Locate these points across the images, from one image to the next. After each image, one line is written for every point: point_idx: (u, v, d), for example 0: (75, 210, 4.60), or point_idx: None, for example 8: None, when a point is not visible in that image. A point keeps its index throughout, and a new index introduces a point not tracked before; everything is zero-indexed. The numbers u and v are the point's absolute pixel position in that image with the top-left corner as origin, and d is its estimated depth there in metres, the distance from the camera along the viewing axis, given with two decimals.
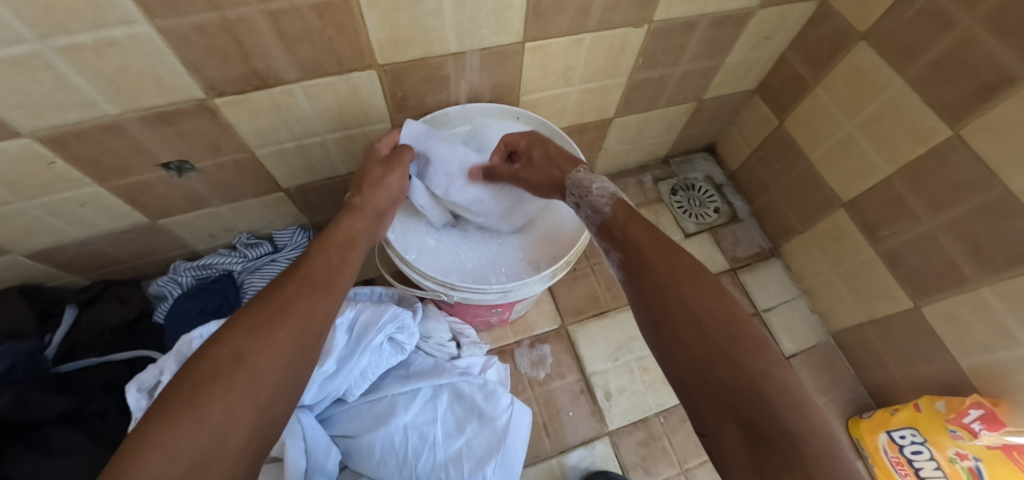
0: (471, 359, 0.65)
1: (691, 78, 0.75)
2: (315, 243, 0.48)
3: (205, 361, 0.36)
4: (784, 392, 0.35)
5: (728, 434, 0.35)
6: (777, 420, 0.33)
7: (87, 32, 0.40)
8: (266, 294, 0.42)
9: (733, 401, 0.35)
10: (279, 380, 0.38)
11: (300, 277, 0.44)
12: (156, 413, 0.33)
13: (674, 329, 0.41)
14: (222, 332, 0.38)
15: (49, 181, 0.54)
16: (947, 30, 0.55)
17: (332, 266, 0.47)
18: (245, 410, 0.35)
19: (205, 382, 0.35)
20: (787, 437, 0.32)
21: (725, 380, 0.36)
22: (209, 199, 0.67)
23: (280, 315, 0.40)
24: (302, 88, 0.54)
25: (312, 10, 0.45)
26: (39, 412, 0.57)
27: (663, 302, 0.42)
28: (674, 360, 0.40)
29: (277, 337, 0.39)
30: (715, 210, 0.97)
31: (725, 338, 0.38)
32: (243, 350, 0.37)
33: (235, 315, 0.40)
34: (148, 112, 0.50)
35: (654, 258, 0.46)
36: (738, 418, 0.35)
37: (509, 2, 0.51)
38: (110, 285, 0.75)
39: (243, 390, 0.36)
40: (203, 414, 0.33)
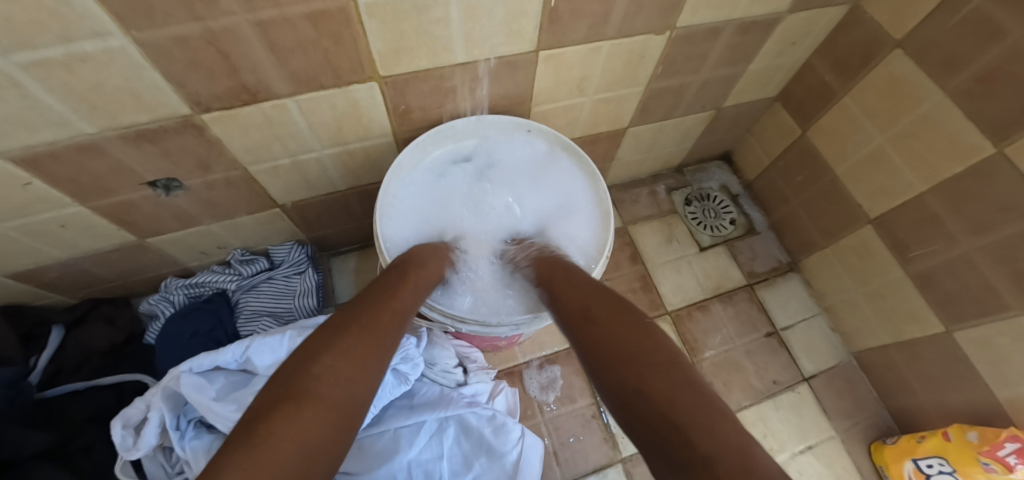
0: (478, 386, 0.62)
1: (711, 86, 0.71)
2: (398, 274, 0.48)
3: (311, 377, 0.33)
4: (689, 409, 0.32)
5: (662, 464, 0.31)
6: (693, 435, 0.30)
7: (54, 46, 0.36)
8: (363, 318, 0.40)
9: (659, 420, 0.32)
10: (360, 424, 0.35)
11: (389, 306, 0.43)
12: (257, 432, 0.29)
13: (598, 350, 0.39)
14: (303, 351, 0.35)
15: (25, 202, 0.50)
16: (998, 40, 0.50)
17: (396, 291, 0.46)
18: (334, 449, 0.32)
19: (309, 405, 0.31)
20: (698, 457, 0.29)
21: (649, 393, 0.34)
22: (199, 217, 0.63)
23: (377, 345, 0.39)
24: (297, 103, 0.50)
25: (306, 19, 0.41)
26: (17, 450, 0.53)
27: (590, 327, 0.42)
28: (605, 384, 0.37)
29: (357, 353, 0.37)
30: (730, 221, 0.93)
31: (635, 355, 0.37)
32: (348, 377, 0.35)
33: (312, 336, 0.37)
34: (129, 130, 0.46)
35: (577, 289, 0.48)
36: (660, 440, 0.31)
37: (523, 9, 0.46)
38: (97, 305, 0.71)
39: (339, 423, 0.32)
40: (307, 445, 0.30)
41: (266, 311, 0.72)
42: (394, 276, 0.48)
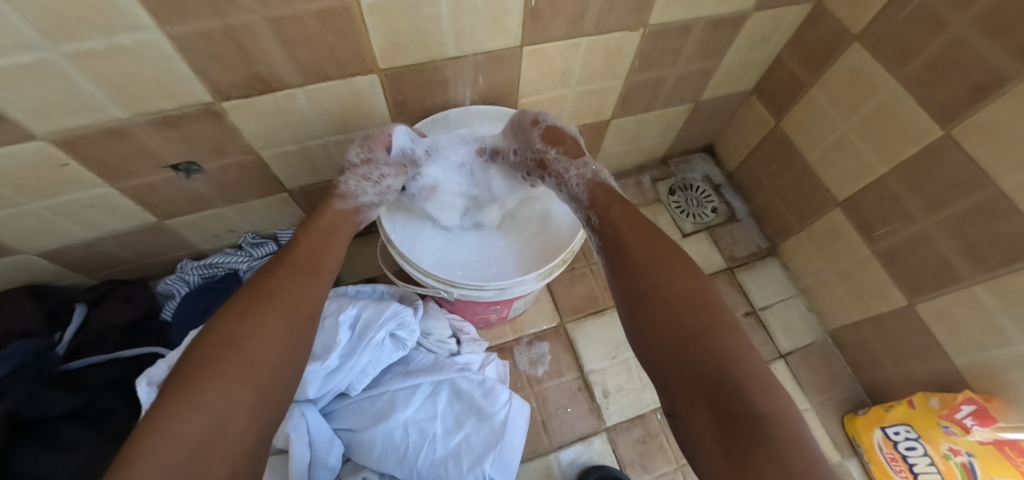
0: (470, 356, 0.66)
1: (688, 79, 0.76)
2: (302, 231, 0.53)
3: (199, 347, 0.39)
4: (756, 376, 0.40)
5: (699, 418, 0.40)
6: (746, 403, 0.39)
7: (97, 39, 0.42)
8: (255, 283, 0.45)
9: (707, 383, 0.40)
10: (273, 361, 0.42)
11: (287, 263, 0.48)
12: (158, 404, 0.36)
13: (651, 311, 0.46)
14: (214, 323, 0.41)
15: (60, 183, 0.56)
16: (940, 32, 0.55)
17: (316, 251, 0.51)
18: (242, 392, 0.38)
19: (201, 367, 0.38)
20: (759, 420, 0.38)
21: (691, 362, 0.42)
22: (214, 200, 0.69)
23: (268, 301, 0.44)
24: (305, 93, 0.55)
25: (314, 16, 0.46)
26: (46, 410, 0.59)
27: (642, 288, 0.48)
28: (650, 341, 0.46)
29: (270, 320, 0.43)
30: (712, 210, 0.98)
31: (704, 327, 0.43)
32: (235, 336, 0.40)
33: (225, 306, 0.43)
34: (155, 116, 0.52)
35: (639, 244, 0.51)
36: (709, 401, 0.40)
37: (506, 7, 0.52)
38: (117, 285, 0.76)
39: (240, 373, 0.39)
40: (201, 398, 0.37)
41: None
42: (297, 236, 0.52)
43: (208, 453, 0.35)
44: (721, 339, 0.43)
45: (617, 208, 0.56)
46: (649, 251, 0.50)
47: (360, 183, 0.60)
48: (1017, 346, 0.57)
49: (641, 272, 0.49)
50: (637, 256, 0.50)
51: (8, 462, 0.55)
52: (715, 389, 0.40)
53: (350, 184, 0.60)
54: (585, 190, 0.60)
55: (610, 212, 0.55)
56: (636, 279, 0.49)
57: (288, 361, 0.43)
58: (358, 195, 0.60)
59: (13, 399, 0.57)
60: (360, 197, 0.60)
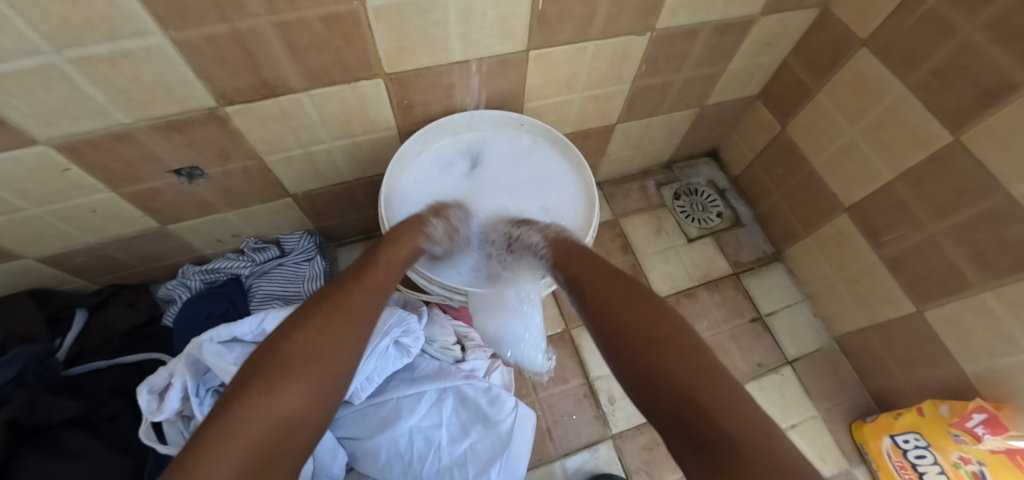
0: (476, 362, 0.65)
1: (693, 84, 0.76)
2: (380, 256, 0.50)
3: (280, 355, 0.37)
4: (715, 393, 0.35)
5: (681, 454, 0.35)
6: (713, 422, 0.34)
7: (101, 43, 0.41)
8: (335, 297, 0.43)
9: (674, 409, 0.36)
10: (341, 389, 0.40)
11: (366, 285, 0.46)
12: (238, 406, 0.33)
13: (615, 343, 0.43)
14: (296, 331, 0.39)
15: (62, 188, 0.55)
16: (949, 37, 0.55)
17: (392, 275, 0.50)
18: (316, 416, 0.37)
19: (282, 377, 0.36)
20: (728, 439, 0.32)
21: (657, 390, 0.38)
22: (217, 205, 0.68)
23: (349, 318, 0.42)
24: (310, 98, 0.55)
25: (321, 21, 0.46)
26: (51, 414, 0.58)
27: (605, 320, 0.46)
28: (621, 374, 0.42)
29: (348, 338, 0.41)
30: (717, 214, 0.97)
31: (666, 355, 0.39)
32: (319, 351, 0.39)
33: (307, 313, 0.41)
34: (159, 121, 0.51)
35: (597, 279, 0.50)
36: (682, 431, 0.35)
37: (514, 12, 0.52)
38: (119, 290, 0.76)
39: (314, 390, 0.37)
40: (282, 413, 0.35)
41: (277, 295, 0.76)
42: (372, 260, 0.49)
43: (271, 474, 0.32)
44: (679, 356, 0.39)
45: (578, 255, 0.54)
46: (608, 284, 0.49)
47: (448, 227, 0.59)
48: None
49: (599, 307, 0.47)
50: (597, 292, 0.48)
51: (9, 470, 0.54)
52: (684, 412, 0.36)
53: (435, 228, 0.57)
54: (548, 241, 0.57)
55: (571, 249, 0.55)
56: (598, 315, 0.47)
57: (344, 390, 0.42)
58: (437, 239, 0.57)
59: (16, 405, 0.56)
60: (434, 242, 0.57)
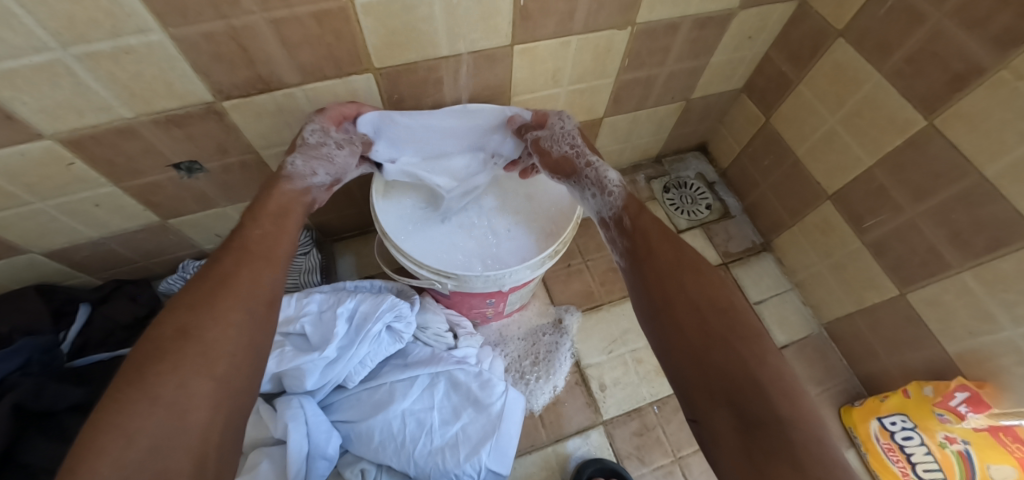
0: (468, 349, 0.67)
1: (677, 78, 0.78)
2: (245, 215, 0.49)
3: (150, 343, 0.38)
4: (777, 377, 0.40)
5: (719, 418, 0.40)
6: (770, 407, 0.38)
7: (105, 40, 0.44)
8: (207, 272, 0.44)
9: (727, 384, 0.40)
10: (232, 349, 0.40)
11: (239, 249, 0.46)
12: (107, 400, 0.35)
13: (676, 314, 0.46)
14: (162, 315, 0.40)
15: (67, 182, 0.58)
16: (919, 25, 0.57)
17: (270, 235, 0.49)
18: (199, 382, 0.37)
19: (150, 362, 0.37)
20: (780, 423, 0.37)
21: (716, 368, 0.42)
22: (216, 199, 0.70)
23: (221, 288, 0.42)
24: (303, 92, 0.57)
25: (312, 17, 0.48)
26: (55, 401, 0.61)
27: (666, 290, 0.48)
28: (672, 344, 0.45)
29: (222, 309, 0.41)
30: (707, 207, 0.99)
31: (730, 341, 0.42)
32: (187, 326, 0.39)
33: (177, 293, 0.42)
34: (160, 115, 0.54)
35: (663, 249, 0.51)
36: (730, 402, 0.40)
37: (497, 6, 0.54)
38: (122, 285, 0.78)
39: (196, 363, 0.38)
40: (155, 393, 0.35)
41: None
42: (242, 218, 0.49)
43: (167, 442, 0.34)
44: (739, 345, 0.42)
45: (645, 216, 0.55)
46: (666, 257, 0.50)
47: (311, 163, 0.55)
48: (1007, 331, 0.58)
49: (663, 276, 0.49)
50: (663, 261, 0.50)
51: (16, 451, 0.58)
52: (739, 390, 0.40)
53: (297, 165, 0.54)
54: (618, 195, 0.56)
55: (640, 216, 0.54)
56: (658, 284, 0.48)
57: (250, 347, 0.42)
58: (309, 177, 0.55)
59: (21, 391, 0.59)
60: (309, 178, 0.55)
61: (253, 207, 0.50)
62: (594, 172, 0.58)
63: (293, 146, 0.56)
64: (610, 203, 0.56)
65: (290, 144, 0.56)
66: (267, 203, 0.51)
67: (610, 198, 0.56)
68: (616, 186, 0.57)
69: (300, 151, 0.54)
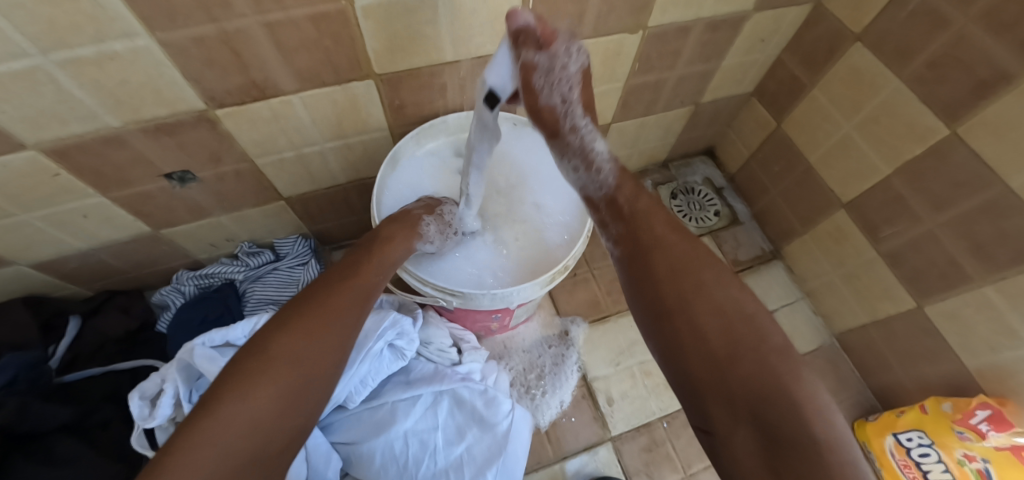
0: (473, 365, 0.63)
1: (687, 82, 0.76)
2: (364, 250, 0.49)
3: (259, 360, 0.37)
4: (807, 393, 0.33)
5: (741, 439, 0.33)
6: (801, 427, 0.31)
7: (88, 46, 0.41)
8: (320, 298, 0.42)
9: (751, 398, 0.33)
10: (320, 390, 0.40)
11: (351, 285, 0.45)
12: (205, 410, 0.34)
13: (689, 312, 0.38)
14: (276, 333, 0.39)
15: (52, 193, 0.55)
16: (943, 28, 0.54)
17: (380, 271, 0.48)
18: (292, 417, 0.37)
19: (258, 382, 0.36)
20: (815, 447, 0.30)
21: (740, 381, 0.34)
22: (209, 209, 0.67)
23: (331, 323, 0.41)
24: (300, 99, 0.55)
25: (309, 21, 0.46)
26: (38, 424, 0.59)
27: (677, 285, 0.40)
28: (684, 348, 0.38)
29: (330, 345, 0.41)
30: (714, 213, 0.97)
31: (753, 347, 0.35)
32: (299, 354, 0.38)
33: (288, 312, 0.41)
34: (149, 124, 0.51)
35: (671, 240, 0.43)
36: (755, 420, 0.33)
37: (504, 9, 0.51)
38: (113, 296, 0.75)
39: (293, 396, 0.37)
40: (254, 417, 0.35)
41: (271, 299, 0.75)
42: (359, 252, 0.48)
43: (244, 474, 0.33)
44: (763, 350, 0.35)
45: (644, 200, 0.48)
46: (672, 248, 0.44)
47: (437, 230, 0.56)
48: None
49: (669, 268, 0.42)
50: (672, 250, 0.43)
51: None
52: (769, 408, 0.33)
53: (429, 228, 0.55)
54: (610, 172, 0.49)
55: (638, 200, 0.47)
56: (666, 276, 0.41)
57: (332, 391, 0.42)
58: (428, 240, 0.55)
59: (4, 414, 0.56)
60: (424, 242, 0.55)
61: (376, 242, 0.50)
62: (579, 141, 0.49)
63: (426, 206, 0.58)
64: (599, 182, 0.49)
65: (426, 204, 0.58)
66: (399, 248, 0.51)
67: (599, 176, 0.48)
68: (604, 165, 0.49)
69: (436, 216, 0.57)
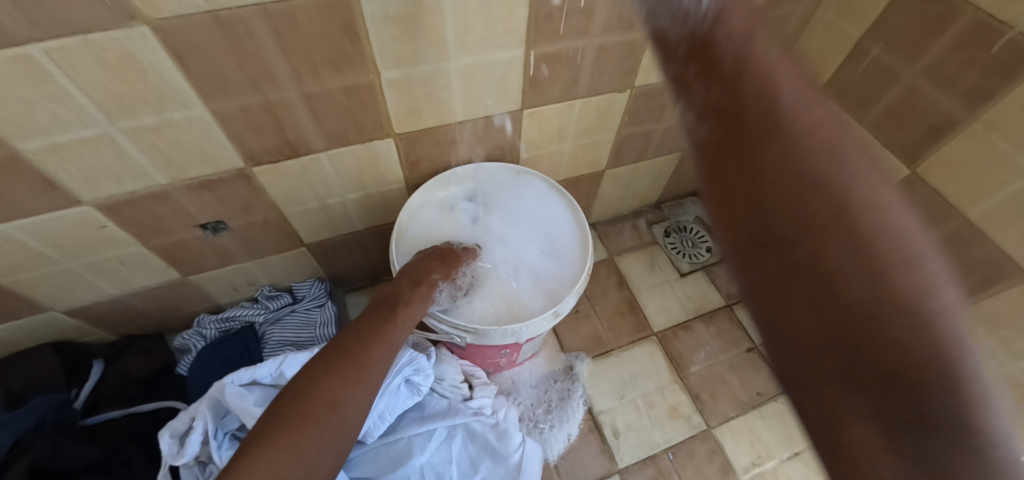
0: (484, 400, 0.67)
1: (673, 131, 0.83)
2: (389, 306, 0.53)
3: (306, 400, 0.42)
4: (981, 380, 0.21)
5: (849, 406, 0.24)
6: (957, 410, 0.21)
7: (151, 116, 0.48)
8: (357, 348, 0.48)
9: (877, 368, 0.23)
10: (352, 429, 0.45)
11: (382, 342, 0.50)
12: (259, 442, 0.39)
13: (800, 249, 0.25)
14: (320, 377, 0.44)
15: (97, 243, 0.60)
16: (894, 82, 0.62)
17: (404, 327, 0.53)
18: (328, 453, 0.42)
19: (304, 422, 0.41)
20: (972, 432, 0.20)
21: (887, 344, 0.22)
22: (236, 255, 0.72)
23: (364, 373, 0.47)
24: (328, 157, 0.61)
25: (342, 91, 0.53)
26: (69, 461, 0.61)
27: (782, 218, 0.26)
28: (766, 288, 0.26)
29: (363, 392, 0.46)
30: (707, 250, 0.99)
31: (923, 313, 0.21)
32: (337, 398, 0.44)
33: (330, 356, 0.46)
34: (193, 181, 0.57)
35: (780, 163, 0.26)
36: (886, 390, 0.22)
37: (509, 75, 0.59)
38: (135, 340, 0.79)
39: (331, 434, 0.42)
40: (299, 452, 0.40)
41: (289, 340, 0.78)
42: (381, 307, 0.53)
43: None
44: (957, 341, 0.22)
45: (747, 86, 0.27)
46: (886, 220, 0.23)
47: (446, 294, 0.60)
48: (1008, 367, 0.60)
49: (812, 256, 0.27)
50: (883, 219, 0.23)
51: None
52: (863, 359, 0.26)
53: (441, 297, 0.60)
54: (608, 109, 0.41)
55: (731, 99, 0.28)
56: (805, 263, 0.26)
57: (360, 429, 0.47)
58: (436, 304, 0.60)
59: (37, 451, 0.60)
60: (433, 305, 0.60)
61: (398, 297, 0.55)
62: None
63: (447, 266, 0.61)
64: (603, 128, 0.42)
65: (442, 266, 0.60)
66: (416, 305, 0.55)
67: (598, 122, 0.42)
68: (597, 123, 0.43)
69: (446, 284, 0.60)
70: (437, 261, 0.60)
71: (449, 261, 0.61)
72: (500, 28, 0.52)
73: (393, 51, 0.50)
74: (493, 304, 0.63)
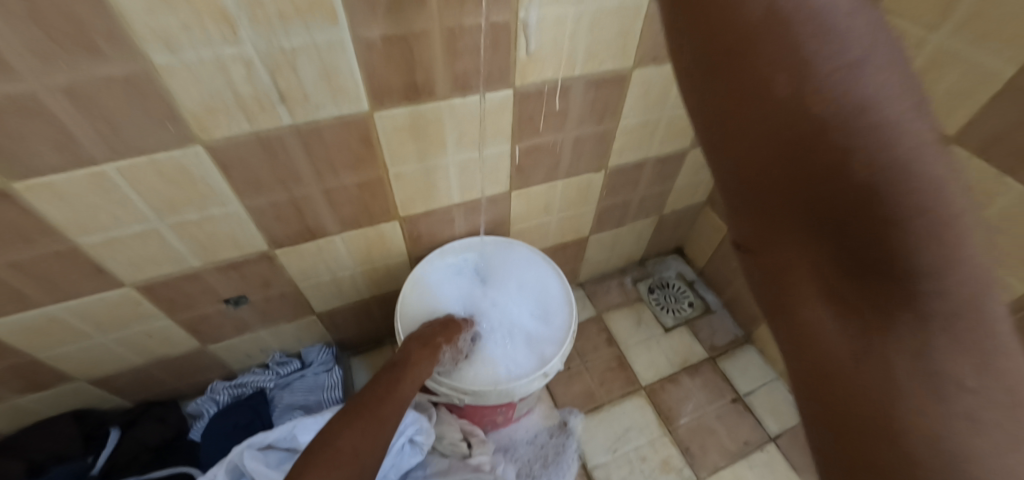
0: (482, 456, 0.71)
1: (648, 200, 0.93)
2: (400, 367, 0.59)
3: (332, 451, 0.48)
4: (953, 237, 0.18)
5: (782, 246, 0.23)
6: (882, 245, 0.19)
7: (193, 212, 0.56)
8: (371, 405, 0.54)
9: (822, 200, 0.20)
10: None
11: (393, 400, 0.56)
12: None
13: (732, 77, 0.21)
14: (342, 431, 0.50)
15: (130, 318, 0.67)
16: None
17: (412, 388, 0.59)
18: None
19: (331, 469, 0.46)
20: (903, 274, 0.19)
21: (838, 176, 0.19)
22: (253, 325, 0.79)
23: (379, 427, 0.53)
24: (342, 237, 0.70)
25: (356, 186, 0.62)
26: None
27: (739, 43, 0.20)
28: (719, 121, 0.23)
29: (378, 445, 0.52)
30: (690, 304, 1.06)
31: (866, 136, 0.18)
32: (357, 448, 0.49)
33: (350, 413, 0.52)
34: (222, 262, 0.65)
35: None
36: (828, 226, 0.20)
37: (499, 165, 0.69)
38: (150, 407, 0.83)
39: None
40: None
41: (298, 404, 0.83)
42: (393, 368, 0.59)
43: None
44: (961, 242, 0.18)
45: None
46: (844, 49, 0.18)
47: (451, 357, 0.67)
48: None
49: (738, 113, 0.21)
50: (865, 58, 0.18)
51: None
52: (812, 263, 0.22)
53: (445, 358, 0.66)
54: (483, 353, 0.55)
55: None
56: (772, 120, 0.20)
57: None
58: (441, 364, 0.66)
59: None
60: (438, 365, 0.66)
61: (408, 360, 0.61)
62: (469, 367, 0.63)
63: (451, 332, 0.67)
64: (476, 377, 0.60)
65: (447, 330, 0.67)
66: (423, 369, 0.61)
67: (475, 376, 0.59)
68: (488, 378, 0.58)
69: (451, 347, 0.66)
70: (443, 327, 0.67)
71: (453, 327, 0.68)
72: (489, 131, 0.62)
73: (398, 153, 0.60)
74: (489, 367, 0.69)
